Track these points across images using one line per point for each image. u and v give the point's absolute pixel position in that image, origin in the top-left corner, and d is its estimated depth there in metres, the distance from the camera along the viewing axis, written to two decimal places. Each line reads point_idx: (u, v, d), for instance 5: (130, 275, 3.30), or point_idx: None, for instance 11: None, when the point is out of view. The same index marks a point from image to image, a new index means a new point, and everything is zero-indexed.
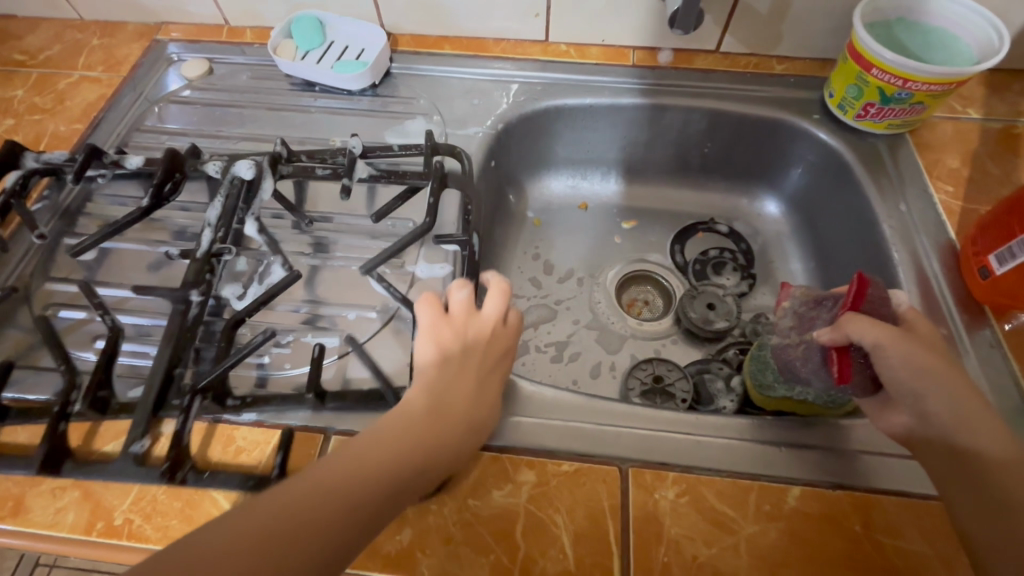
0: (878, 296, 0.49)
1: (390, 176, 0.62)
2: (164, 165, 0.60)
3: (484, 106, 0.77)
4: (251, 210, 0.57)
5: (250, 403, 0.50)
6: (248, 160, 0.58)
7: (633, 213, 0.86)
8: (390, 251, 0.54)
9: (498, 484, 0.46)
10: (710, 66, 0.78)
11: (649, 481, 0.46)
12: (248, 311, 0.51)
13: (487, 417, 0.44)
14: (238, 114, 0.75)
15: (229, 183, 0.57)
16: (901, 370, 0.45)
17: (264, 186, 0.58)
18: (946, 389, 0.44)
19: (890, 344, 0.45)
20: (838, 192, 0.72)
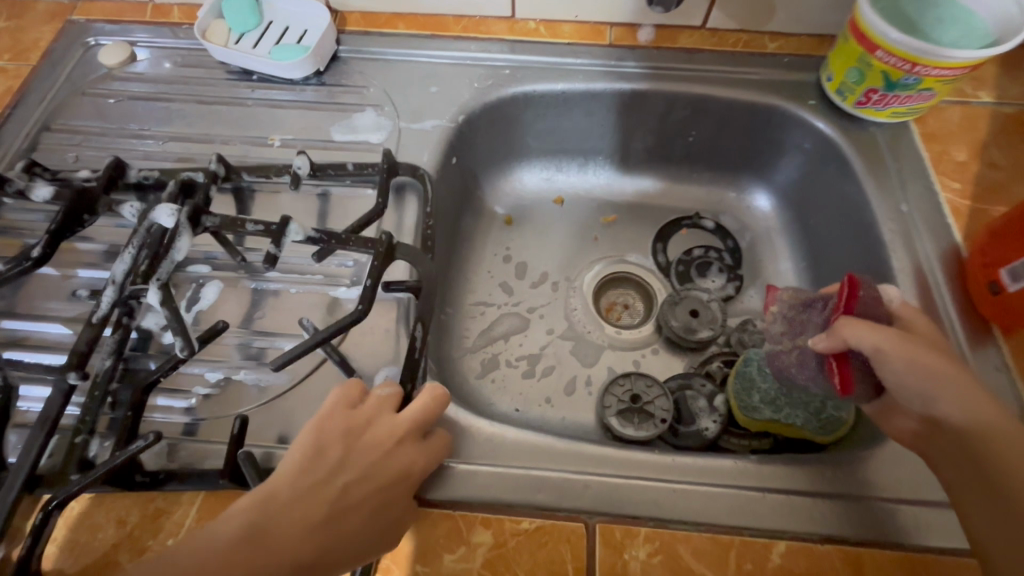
0: (870, 298, 0.47)
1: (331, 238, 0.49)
2: (69, 203, 0.52)
3: (444, 94, 0.69)
4: (156, 273, 0.46)
5: (161, 482, 0.43)
6: (171, 207, 0.49)
7: (612, 209, 0.79)
8: (303, 346, 0.44)
9: (450, 546, 0.41)
10: (696, 45, 0.70)
11: (618, 539, 0.41)
12: (161, 372, 0.45)
13: (332, 556, 0.36)
14: (166, 109, 0.66)
15: (146, 231, 0.49)
16: (905, 375, 0.41)
17: (179, 244, 0.48)
18: (963, 397, 0.40)
19: (892, 349, 0.42)
20: (833, 188, 0.65)
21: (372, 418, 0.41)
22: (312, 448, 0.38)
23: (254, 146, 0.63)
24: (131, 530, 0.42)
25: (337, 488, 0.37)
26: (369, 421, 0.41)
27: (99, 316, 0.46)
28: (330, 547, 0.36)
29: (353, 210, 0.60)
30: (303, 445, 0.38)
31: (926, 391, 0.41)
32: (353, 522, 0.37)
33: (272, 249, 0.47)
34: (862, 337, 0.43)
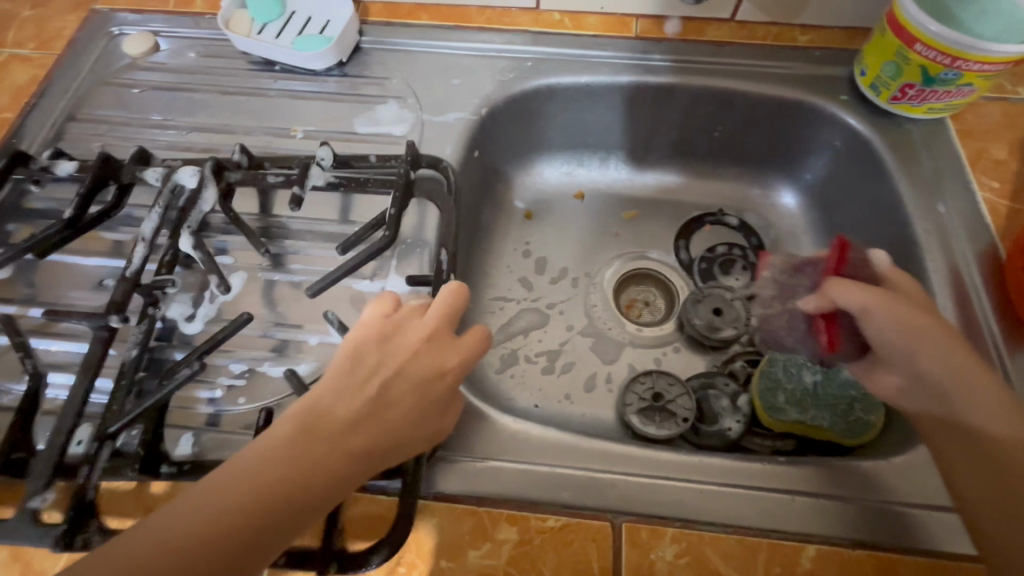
0: (859, 262, 0.51)
1: (350, 184, 0.56)
2: (96, 172, 0.54)
3: (467, 87, 0.68)
4: (188, 223, 0.52)
5: (186, 472, 0.43)
6: (192, 168, 0.54)
7: (634, 204, 0.78)
8: (334, 276, 0.49)
9: (475, 543, 0.41)
10: (725, 37, 0.69)
11: (644, 539, 0.41)
12: (195, 353, 0.46)
13: (386, 440, 0.38)
14: (188, 99, 0.66)
15: (169, 192, 0.53)
16: (891, 331, 0.44)
17: (205, 197, 0.53)
18: (943, 351, 0.42)
19: (877, 306, 0.44)
20: (864, 186, 0.64)
21: (403, 324, 0.43)
22: (350, 354, 0.40)
23: (276, 137, 0.63)
24: None
25: (376, 389, 0.39)
26: (396, 332, 0.42)
27: (133, 270, 0.49)
28: (380, 435, 0.38)
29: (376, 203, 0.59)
30: (343, 354, 0.40)
31: (909, 345, 0.43)
32: (389, 424, 0.38)
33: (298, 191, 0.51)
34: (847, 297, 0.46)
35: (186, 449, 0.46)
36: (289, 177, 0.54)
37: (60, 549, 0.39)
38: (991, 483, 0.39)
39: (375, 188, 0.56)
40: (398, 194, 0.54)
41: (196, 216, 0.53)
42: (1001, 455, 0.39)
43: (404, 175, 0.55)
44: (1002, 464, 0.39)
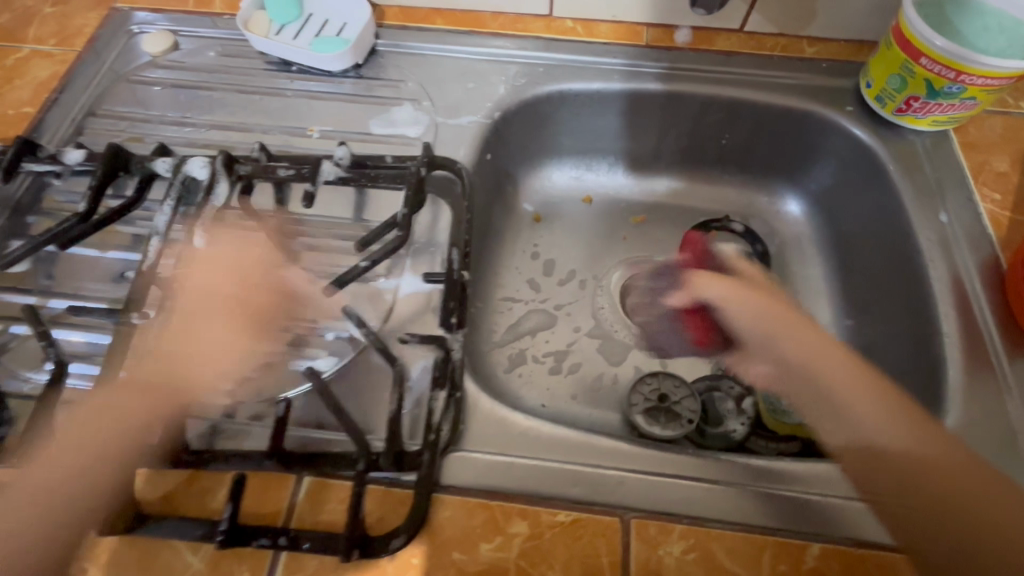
0: (721, 262, 0.63)
1: (362, 178, 0.56)
2: (106, 163, 0.54)
3: (480, 91, 0.69)
4: (202, 220, 0.52)
5: (206, 461, 0.45)
6: (201, 158, 0.54)
7: (641, 209, 0.79)
8: (353, 271, 0.49)
9: (488, 536, 0.42)
10: (734, 47, 0.70)
11: (653, 535, 0.42)
12: None
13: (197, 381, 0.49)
14: (207, 97, 0.67)
15: (179, 183, 0.53)
16: (748, 318, 0.53)
17: (218, 189, 0.54)
18: (814, 356, 0.49)
19: (725, 297, 0.55)
20: (868, 195, 0.65)
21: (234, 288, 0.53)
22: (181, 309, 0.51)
23: (294, 136, 0.64)
24: (178, 505, 0.44)
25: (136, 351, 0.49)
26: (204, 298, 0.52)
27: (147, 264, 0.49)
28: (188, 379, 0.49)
29: (393, 204, 0.62)
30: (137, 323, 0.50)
31: (795, 348, 0.50)
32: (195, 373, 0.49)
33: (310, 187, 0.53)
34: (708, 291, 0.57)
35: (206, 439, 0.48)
36: (302, 171, 0.55)
37: (107, 531, 0.42)
38: (889, 480, 0.42)
39: (385, 184, 0.56)
40: (410, 192, 0.54)
41: (212, 210, 0.53)
42: (886, 451, 0.43)
43: (415, 171, 0.55)
44: (891, 459, 0.43)
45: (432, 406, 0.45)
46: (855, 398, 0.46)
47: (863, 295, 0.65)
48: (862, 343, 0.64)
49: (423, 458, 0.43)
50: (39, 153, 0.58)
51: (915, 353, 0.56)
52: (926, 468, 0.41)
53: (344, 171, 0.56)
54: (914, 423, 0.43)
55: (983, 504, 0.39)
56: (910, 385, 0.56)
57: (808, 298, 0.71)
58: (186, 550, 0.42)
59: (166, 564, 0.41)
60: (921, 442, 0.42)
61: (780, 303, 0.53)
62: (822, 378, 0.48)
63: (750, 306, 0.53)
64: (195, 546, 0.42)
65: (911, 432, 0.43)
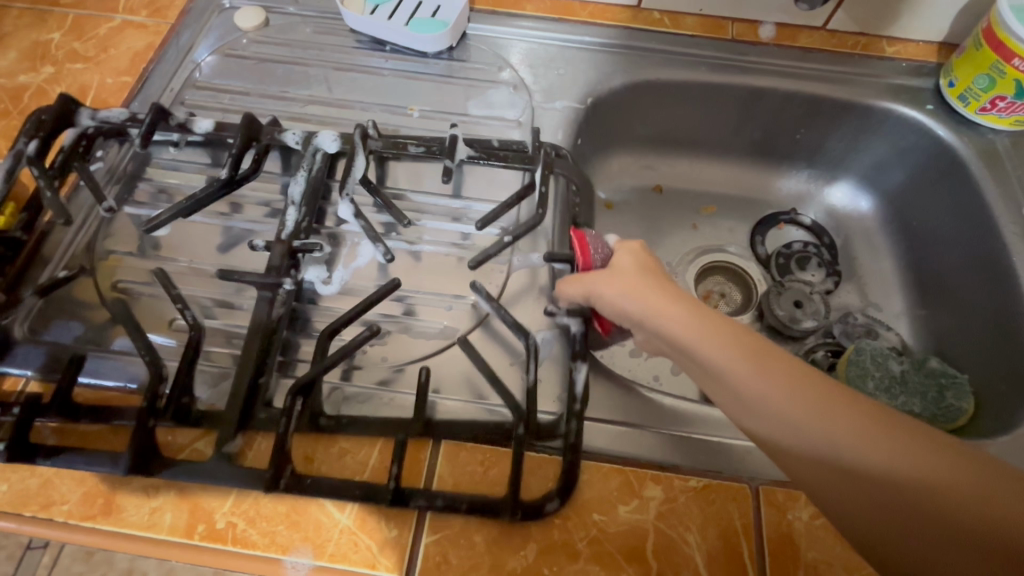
0: (600, 253, 0.51)
1: (489, 157, 0.57)
2: (244, 132, 0.55)
3: (571, 76, 0.71)
4: (346, 188, 0.53)
5: (343, 425, 0.45)
6: (333, 133, 0.56)
7: (712, 199, 0.81)
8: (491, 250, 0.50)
9: (624, 498, 0.43)
10: (816, 44, 0.73)
11: (781, 500, 0.44)
12: (346, 317, 0.47)
13: None
14: (303, 73, 0.68)
15: (312, 156, 0.55)
16: (623, 303, 0.46)
17: (357, 162, 0.54)
18: (734, 349, 0.42)
19: (607, 287, 0.46)
20: (945, 189, 0.68)
21: None
22: None
23: (395, 115, 0.66)
24: (318, 465, 0.45)
25: None
26: None
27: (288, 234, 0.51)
28: None
29: (494, 180, 0.62)
30: None
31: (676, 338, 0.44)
32: None
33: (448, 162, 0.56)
34: (569, 291, 0.48)
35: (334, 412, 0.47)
36: (431, 149, 0.57)
37: (265, 490, 0.41)
38: (848, 483, 0.37)
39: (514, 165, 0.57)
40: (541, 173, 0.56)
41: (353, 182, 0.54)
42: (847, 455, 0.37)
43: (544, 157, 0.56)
44: (837, 462, 0.37)
45: (575, 378, 0.46)
46: (786, 393, 0.40)
47: (939, 287, 0.68)
48: (936, 332, 0.67)
49: (569, 428, 0.45)
50: (168, 121, 0.56)
51: (1004, 339, 0.59)
52: (880, 456, 0.36)
53: (471, 150, 0.58)
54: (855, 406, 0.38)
55: (956, 484, 0.35)
56: (997, 371, 0.59)
57: (878, 290, 0.74)
58: (332, 506, 0.43)
59: (311, 521, 0.42)
60: (866, 427, 0.37)
61: (654, 279, 0.46)
62: (729, 376, 0.41)
63: (619, 296, 0.46)
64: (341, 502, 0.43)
65: (851, 422, 0.38)
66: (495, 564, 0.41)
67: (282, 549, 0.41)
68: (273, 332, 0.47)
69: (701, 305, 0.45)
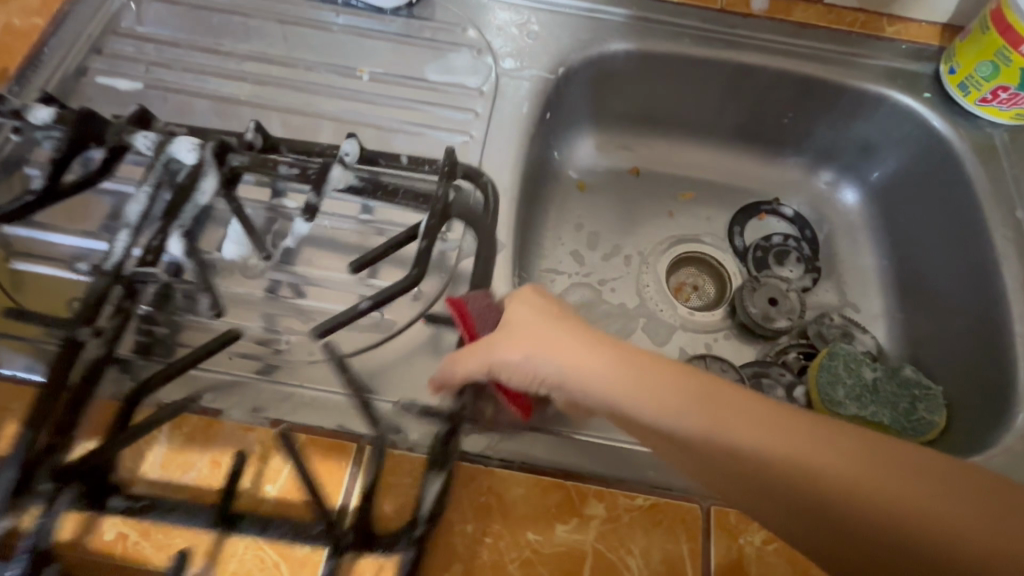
0: (483, 314, 0.43)
1: (377, 189, 0.47)
2: (71, 133, 0.44)
3: (543, 43, 0.64)
4: (179, 220, 0.44)
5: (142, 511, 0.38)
6: (192, 140, 0.44)
7: (691, 185, 0.76)
8: (347, 313, 0.41)
9: (563, 516, 0.40)
10: (812, 19, 0.67)
11: (733, 523, 0.40)
12: (162, 376, 0.39)
13: None
14: (243, 24, 0.61)
15: (163, 167, 0.44)
16: (534, 362, 0.39)
17: (203, 186, 0.44)
18: (689, 413, 0.37)
19: (509, 351, 0.40)
20: (935, 186, 0.63)
21: None
22: None
23: (342, 77, 0.59)
24: (226, 472, 0.40)
25: None
26: None
27: (114, 264, 0.41)
28: None
29: None
30: None
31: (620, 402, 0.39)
32: None
33: (313, 198, 0.44)
34: (465, 371, 0.40)
35: (248, 411, 0.42)
36: (306, 173, 0.45)
37: None
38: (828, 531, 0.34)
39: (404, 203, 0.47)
40: (432, 221, 0.44)
41: (195, 210, 0.44)
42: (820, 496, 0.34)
43: (440, 196, 0.44)
44: (813, 508, 0.34)
45: (426, 490, 0.38)
46: (761, 460, 0.35)
47: (921, 289, 0.65)
48: (914, 337, 0.64)
49: (405, 553, 0.37)
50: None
51: (984, 348, 0.56)
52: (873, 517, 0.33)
53: (357, 177, 0.47)
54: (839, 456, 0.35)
55: (952, 518, 0.33)
56: (974, 382, 0.56)
57: (858, 290, 0.70)
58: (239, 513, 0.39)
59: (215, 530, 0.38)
60: (857, 487, 0.34)
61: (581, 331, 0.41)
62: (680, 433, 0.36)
63: (544, 354, 0.40)
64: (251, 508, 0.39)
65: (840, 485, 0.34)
66: None
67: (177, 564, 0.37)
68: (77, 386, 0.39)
69: (636, 356, 0.39)
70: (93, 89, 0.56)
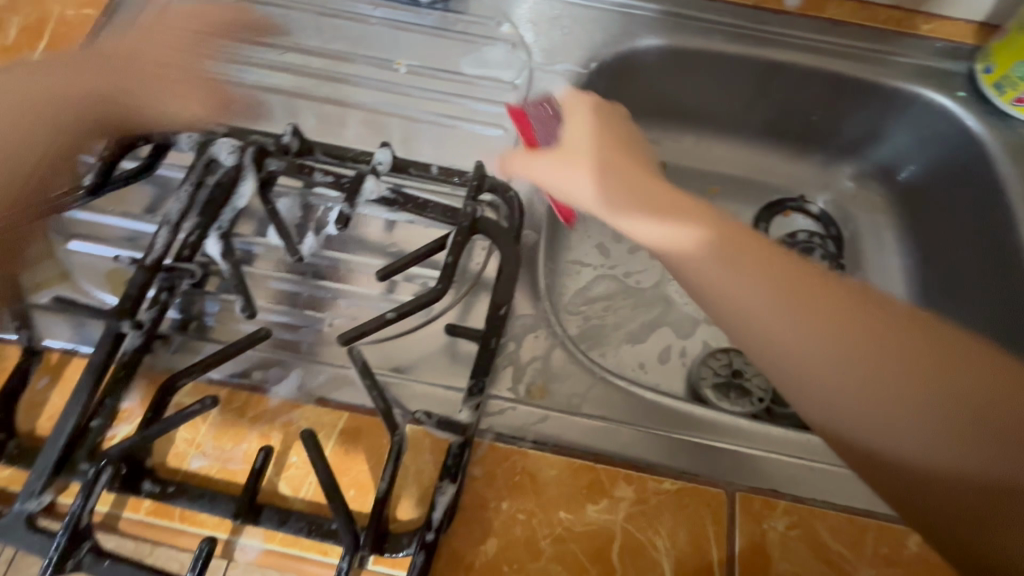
0: (540, 117, 0.54)
1: (407, 203, 0.47)
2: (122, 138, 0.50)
3: (575, 38, 0.65)
4: (217, 221, 0.46)
5: (173, 495, 0.39)
6: (233, 141, 0.47)
7: (717, 180, 0.76)
8: (377, 321, 0.41)
9: (593, 497, 0.41)
10: (844, 17, 0.67)
11: (757, 508, 0.42)
12: (191, 371, 0.41)
13: None
14: (284, 17, 0.63)
15: (205, 166, 0.47)
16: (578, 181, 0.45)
17: (241, 190, 0.47)
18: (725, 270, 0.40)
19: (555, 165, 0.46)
20: (965, 186, 0.63)
21: None
22: None
23: (380, 69, 0.61)
24: (275, 445, 0.42)
25: None
26: None
27: (153, 258, 0.43)
28: None
29: (483, 149, 0.58)
30: None
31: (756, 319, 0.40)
32: None
33: (348, 208, 0.45)
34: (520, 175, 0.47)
35: (293, 389, 0.44)
36: (341, 181, 0.47)
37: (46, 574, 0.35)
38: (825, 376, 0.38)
39: (433, 216, 0.47)
40: (462, 236, 0.44)
41: (231, 212, 0.47)
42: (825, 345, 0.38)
43: (468, 210, 0.45)
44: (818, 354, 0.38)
45: (437, 500, 0.38)
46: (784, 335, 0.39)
47: (949, 289, 0.65)
48: None
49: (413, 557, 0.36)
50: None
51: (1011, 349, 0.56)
52: (984, 426, 0.37)
53: (388, 188, 0.47)
54: (961, 371, 0.38)
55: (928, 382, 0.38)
56: None
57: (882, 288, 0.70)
58: (287, 487, 0.41)
59: (264, 498, 0.40)
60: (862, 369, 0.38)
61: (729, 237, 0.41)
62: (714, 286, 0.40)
63: (569, 175, 0.45)
64: (297, 484, 0.41)
65: (912, 378, 0.38)
66: (453, 558, 0.39)
67: (230, 530, 0.39)
68: (116, 370, 0.41)
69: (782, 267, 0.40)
70: None
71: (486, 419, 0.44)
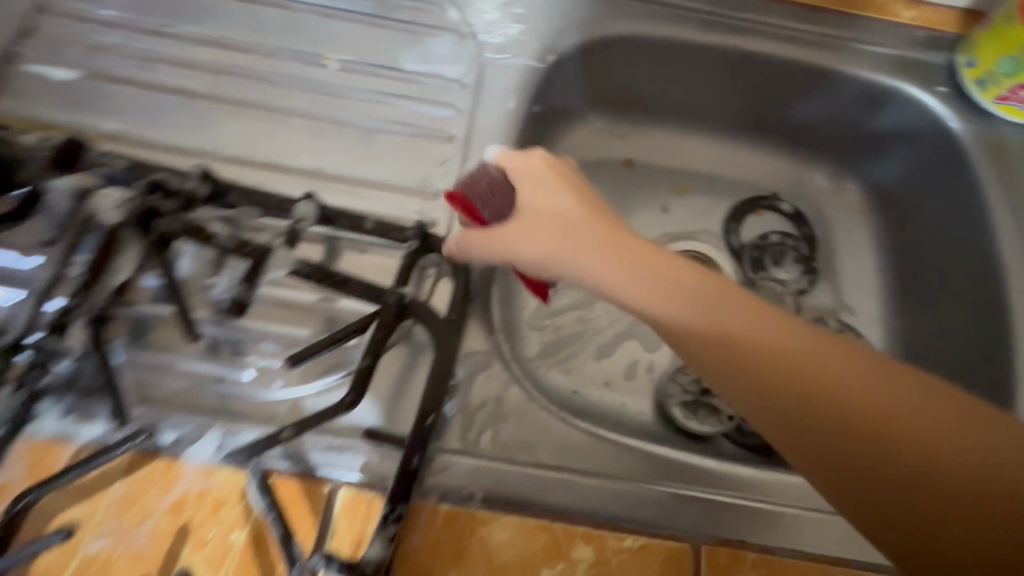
0: (484, 194, 0.43)
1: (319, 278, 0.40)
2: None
3: (531, 26, 0.58)
4: (83, 308, 0.39)
5: None
6: (118, 196, 0.41)
7: (687, 178, 0.71)
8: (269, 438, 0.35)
9: (549, 561, 0.38)
10: (821, 2, 0.62)
11: (724, 564, 0.39)
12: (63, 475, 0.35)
13: None
14: (194, 2, 0.54)
15: (81, 223, 0.40)
16: (530, 239, 0.41)
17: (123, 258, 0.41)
18: (629, 262, 0.39)
19: (514, 233, 0.41)
20: (943, 187, 0.60)
21: None
22: None
23: (308, 65, 0.53)
24: (188, 521, 0.37)
25: None
26: None
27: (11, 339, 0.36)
28: None
29: (428, 158, 0.51)
30: None
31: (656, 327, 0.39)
32: None
33: (243, 295, 0.41)
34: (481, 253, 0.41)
35: (211, 451, 0.39)
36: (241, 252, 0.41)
37: None
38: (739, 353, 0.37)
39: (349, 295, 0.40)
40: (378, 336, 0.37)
41: (106, 289, 0.40)
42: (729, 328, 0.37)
43: (393, 300, 0.39)
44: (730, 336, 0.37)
45: None
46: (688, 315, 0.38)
47: (924, 295, 0.62)
48: (913, 345, 0.62)
49: None
50: None
51: (987, 363, 0.54)
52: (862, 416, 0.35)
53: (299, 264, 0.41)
54: (811, 355, 0.37)
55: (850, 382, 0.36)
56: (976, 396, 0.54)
57: (856, 292, 0.67)
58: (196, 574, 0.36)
59: None
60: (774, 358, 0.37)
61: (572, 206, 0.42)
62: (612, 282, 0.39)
63: (538, 241, 0.40)
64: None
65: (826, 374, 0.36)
66: None
67: None
68: None
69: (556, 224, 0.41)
70: (23, 78, 0.50)
71: (429, 477, 0.40)
